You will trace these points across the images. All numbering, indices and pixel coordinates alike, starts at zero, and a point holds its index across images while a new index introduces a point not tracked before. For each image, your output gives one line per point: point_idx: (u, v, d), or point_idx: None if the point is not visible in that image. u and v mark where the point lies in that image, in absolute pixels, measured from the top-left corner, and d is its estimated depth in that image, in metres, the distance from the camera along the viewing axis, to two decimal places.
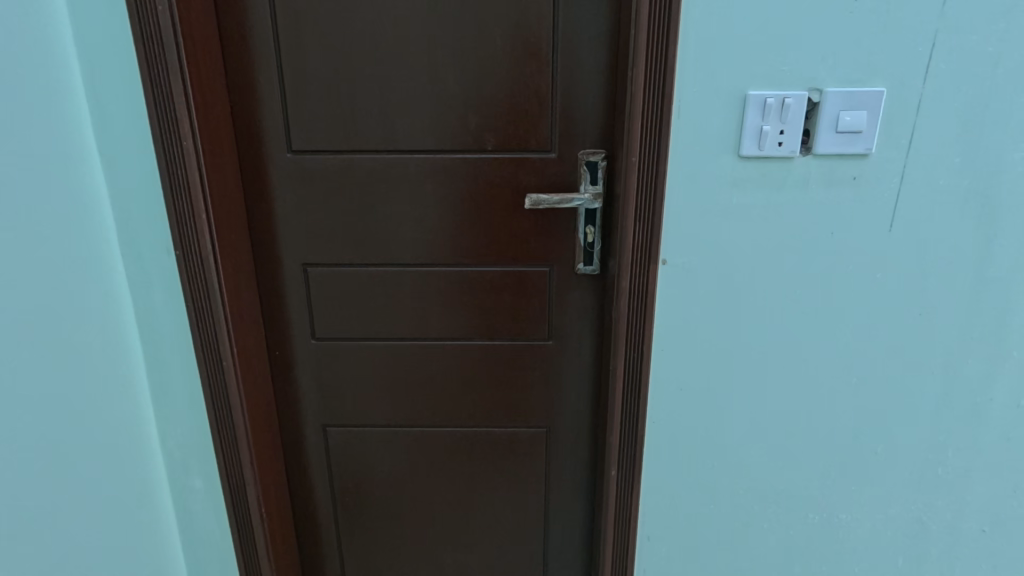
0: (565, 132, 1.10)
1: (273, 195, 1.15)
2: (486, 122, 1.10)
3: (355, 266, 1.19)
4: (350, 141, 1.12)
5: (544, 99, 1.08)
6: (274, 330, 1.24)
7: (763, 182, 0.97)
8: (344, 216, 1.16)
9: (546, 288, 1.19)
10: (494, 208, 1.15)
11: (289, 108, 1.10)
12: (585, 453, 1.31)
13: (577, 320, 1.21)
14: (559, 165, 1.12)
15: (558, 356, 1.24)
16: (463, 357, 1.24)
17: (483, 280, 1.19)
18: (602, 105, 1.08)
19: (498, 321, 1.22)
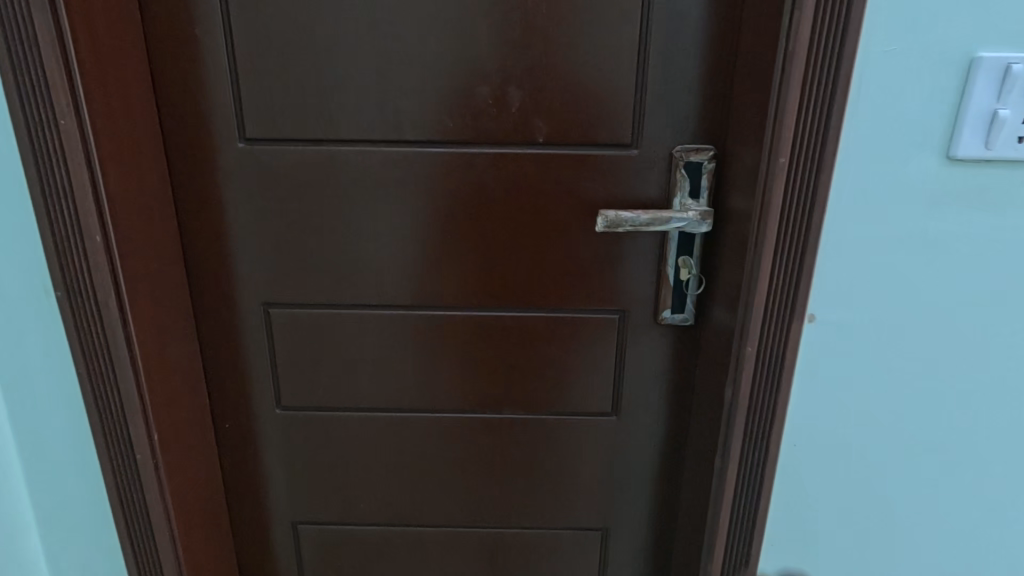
0: (654, 117, 0.73)
1: (217, 203, 0.79)
2: (535, 101, 0.73)
3: (339, 309, 0.83)
4: (334, 128, 0.75)
5: (625, 70, 0.72)
6: (223, 393, 0.88)
7: (978, 199, 0.63)
8: (324, 237, 0.80)
9: (613, 343, 0.83)
10: (541, 229, 0.78)
11: (241, 77, 0.73)
12: (651, 561, 0.96)
13: (652, 388, 0.86)
14: (641, 168, 0.75)
15: (623, 436, 0.88)
16: (489, 434, 0.89)
17: (523, 331, 0.83)
18: (712, 79, 0.72)
19: (542, 387, 0.86)
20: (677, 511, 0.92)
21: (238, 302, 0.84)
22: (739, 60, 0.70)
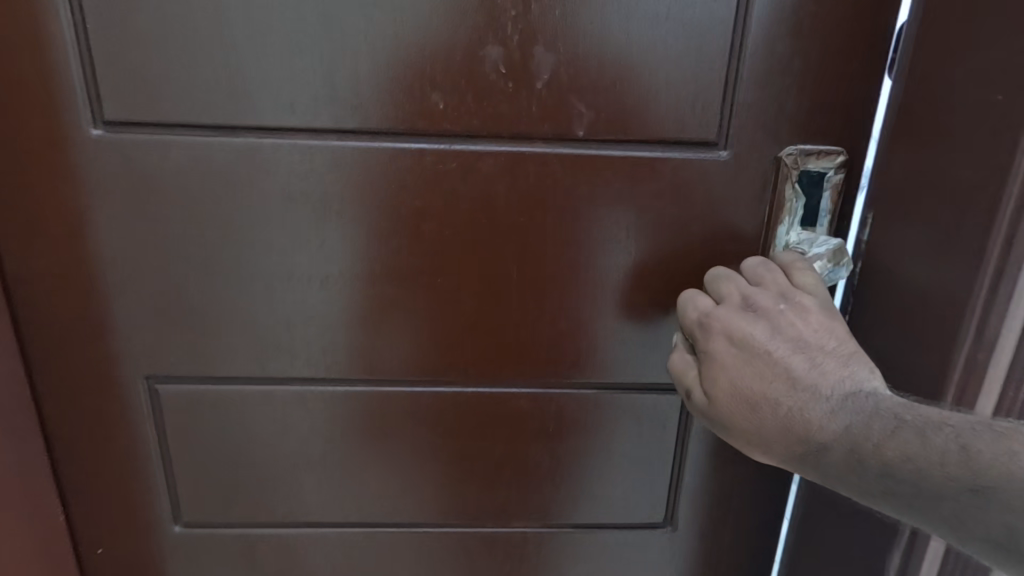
0: (758, 103, 0.48)
1: (63, 226, 0.50)
2: (574, 74, 0.47)
3: (272, 387, 0.56)
4: (255, 109, 0.47)
5: (724, 29, 0.46)
6: (93, 503, 0.59)
7: None
8: (246, 281, 0.52)
9: (680, 434, 0.58)
10: (575, 269, 0.52)
11: (94, 18, 0.44)
12: None
13: (725, 490, 0.61)
14: (734, 182, 0.50)
15: (679, 552, 0.63)
16: (491, 553, 0.63)
17: (550, 416, 0.57)
18: (858, 46, 0.46)
19: (575, 494, 0.60)
20: None
21: (110, 374, 0.55)
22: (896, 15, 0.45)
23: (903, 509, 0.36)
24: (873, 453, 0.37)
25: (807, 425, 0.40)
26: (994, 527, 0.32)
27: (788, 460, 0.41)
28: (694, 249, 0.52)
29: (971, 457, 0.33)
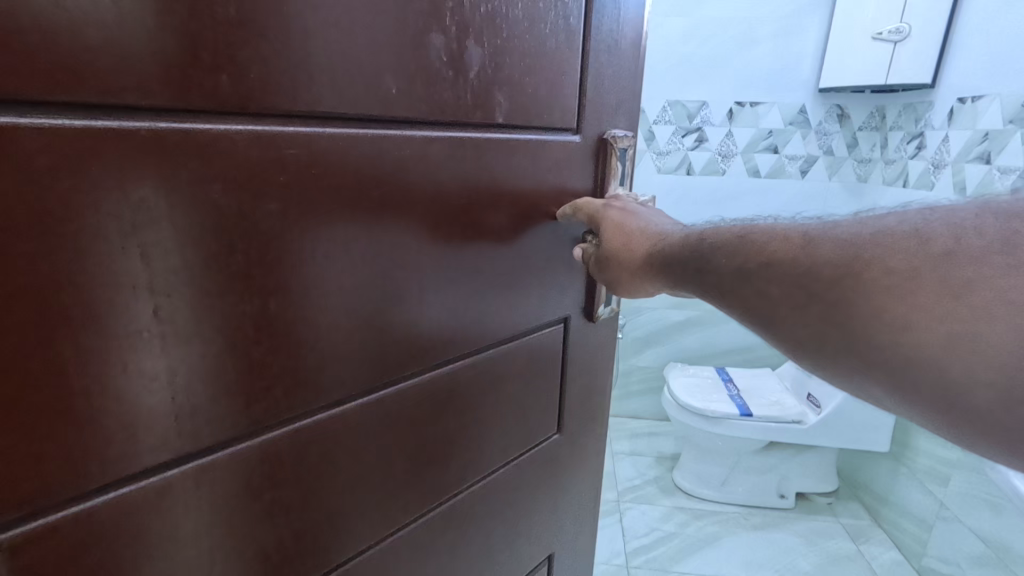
0: (573, 95, 0.87)
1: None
2: (481, 51, 0.72)
3: (269, 299, 0.58)
4: (137, 83, 0.46)
5: (488, 36, 0.72)
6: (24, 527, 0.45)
7: None
8: (117, 282, 0.47)
9: (488, 333, 0.84)
10: (495, 148, 0.78)
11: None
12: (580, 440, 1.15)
13: (576, 290, 1.01)
14: (582, 158, 0.93)
15: (557, 333, 1.00)
16: (457, 375, 0.82)
17: (420, 341, 0.74)
18: (622, 86, 0.96)
19: (433, 398, 0.79)
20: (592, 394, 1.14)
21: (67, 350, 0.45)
22: (608, 46, 0.90)
23: (700, 272, 0.75)
24: (693, 235, 0.78)
25: (662, 228, 0.86)
26: (749, 266, 0.68)
27: (664, 264, 0.81)
28: (488, 197, 0.79)
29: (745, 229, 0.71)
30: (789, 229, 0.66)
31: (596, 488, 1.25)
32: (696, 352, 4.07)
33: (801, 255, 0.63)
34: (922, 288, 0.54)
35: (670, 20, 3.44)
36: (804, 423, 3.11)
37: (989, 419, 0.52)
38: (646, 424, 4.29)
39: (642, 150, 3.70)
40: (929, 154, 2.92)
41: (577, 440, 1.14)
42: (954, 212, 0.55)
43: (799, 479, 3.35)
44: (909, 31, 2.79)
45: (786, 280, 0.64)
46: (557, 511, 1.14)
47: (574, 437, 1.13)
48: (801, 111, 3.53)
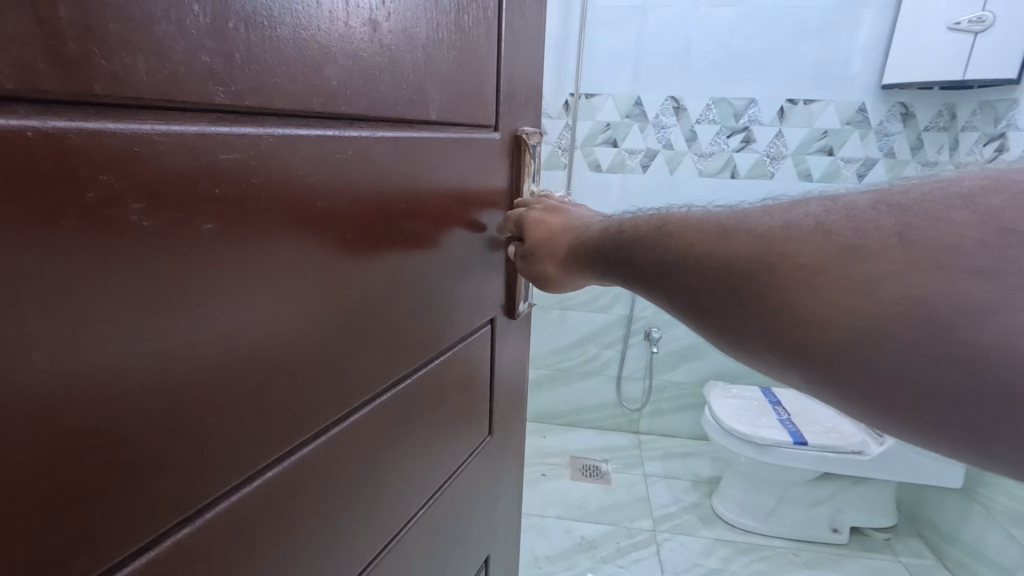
0: (494, 97, 0.89)
1: None
2: (417, 39, 0.67)
3: (209, 341, 0.46)
4: (22, 64, 0.32)
5: (418, 25, 0.67)
6: None
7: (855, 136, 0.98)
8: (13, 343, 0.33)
9: (431, 344, 0.82)
10: (433, 148, 0.75)
11: None
12: (503, 432, 1.18)
13: (495, 288, 1.03)
14: (500, 155, 0.95)
15: (482, 331, 1.01)
16: (406, 389, 0.77)
17: (373, 361, 0.69)
18: (524, 90, 1.01)
19: (393, 420, 0.74)
20: (509, 386, 1.18)
21: None
22: (515, 49, 0.93)
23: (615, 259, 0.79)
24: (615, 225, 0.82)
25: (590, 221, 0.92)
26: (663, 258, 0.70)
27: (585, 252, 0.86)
28: (426, 198, 0.75)
29: (661, 222, 0.72)
30: (702, 220, 0.66)
31: (516, 476, 1.31)
32: (734, 368, 3.85)
33: (726, 239, 0.61)
34: (847, 273, 0.51)
35: (717, 12, 3.21)
36: (866, 453, 2.86)
37: (900, 401, 0.50)
38: (678, 442, 4.09)
39: (683, 152, 3.48)
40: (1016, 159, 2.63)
41: (505, 439, 1.20)
42: (854, 202, 0.55)
43: (854, 512, 3.11)
44: (994, 21, 2.54)
45: (701, 272, 0.63)
46: (493, 510, 1.18)
47: (504, 434, 1.18)
48: (860, 109, 3.24)
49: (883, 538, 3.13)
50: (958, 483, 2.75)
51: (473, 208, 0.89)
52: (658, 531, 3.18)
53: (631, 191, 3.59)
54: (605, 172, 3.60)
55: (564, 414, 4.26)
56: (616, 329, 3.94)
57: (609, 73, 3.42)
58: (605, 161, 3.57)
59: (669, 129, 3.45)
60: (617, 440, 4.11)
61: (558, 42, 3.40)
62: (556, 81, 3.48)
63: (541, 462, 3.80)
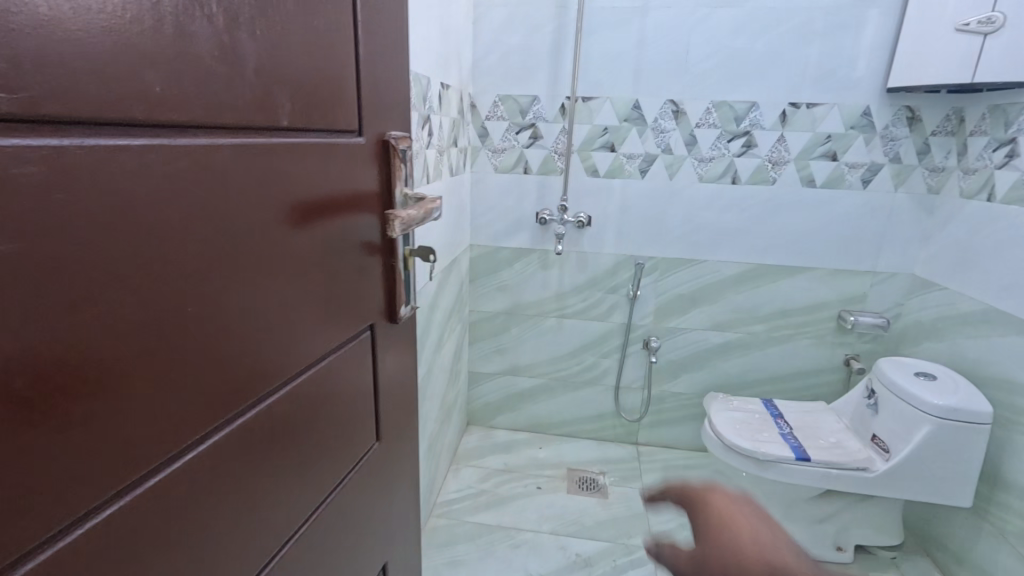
0: (355, 105, 0.96)
1: None
2: (259, 49, 0.71)
3: (18, 342, 0.48)
4: None
5: (262, 30, 0.71)
6: None
7: None
8: None
9: (298, 358, 0.88)
10: (295, 157, 0.80)
11: None
12: (389, 420, 1.26)
13: (373, 286, 1.11)
14: (366, 160, 1.01)
15: (360, 327, 1.07)
16: (276, 383, 0.83)
17: (230, 376, 0.73)
18: (388, 91, 1.09)
19: (257, 433, 0.79)
20: (393, 378, 1.26)
21: None
22: (373, 60, 1.00)
23: None
24: None
25: None
26: None
27: None
28: (288, 204, 0.80)
29: None
30: None
31: (407, 459, 1.41)
32: (733, 378, 3.77)
33: None
34: None
35: (719, 13, 3.12)
36: (872, 470, 2.72)
37: None
38: (679, 455, 3.99)
39: (684, 156, 3.38)
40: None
41: (391, 444, 1.29)
42: None
43: (858, 529, 2.99)
44: (1003, 22, 2.43)
45: None
46: (384, 500, 1.28)
47: (390, 440, 1.28)
48: (864, 113, 3.15)
49: (889, 557, 3.01)
50: (968, 501, 2.62)
51: (339, 216, 0.94)
52: None
53: (629, 197, 3.51)
54: (603, 177, 3.52)
55: (562, 424, 4.17)
56: (614, 338, 3.85)
57: (608, 75, 3.33)
58: (602, 165, 3.49)
59: (669, 133, 3.37)
60: (617, 452, 4.01)
61: (556, 44, 3.32)
62: (554, 83, 3.39)
63: (537, 475, 3.71)
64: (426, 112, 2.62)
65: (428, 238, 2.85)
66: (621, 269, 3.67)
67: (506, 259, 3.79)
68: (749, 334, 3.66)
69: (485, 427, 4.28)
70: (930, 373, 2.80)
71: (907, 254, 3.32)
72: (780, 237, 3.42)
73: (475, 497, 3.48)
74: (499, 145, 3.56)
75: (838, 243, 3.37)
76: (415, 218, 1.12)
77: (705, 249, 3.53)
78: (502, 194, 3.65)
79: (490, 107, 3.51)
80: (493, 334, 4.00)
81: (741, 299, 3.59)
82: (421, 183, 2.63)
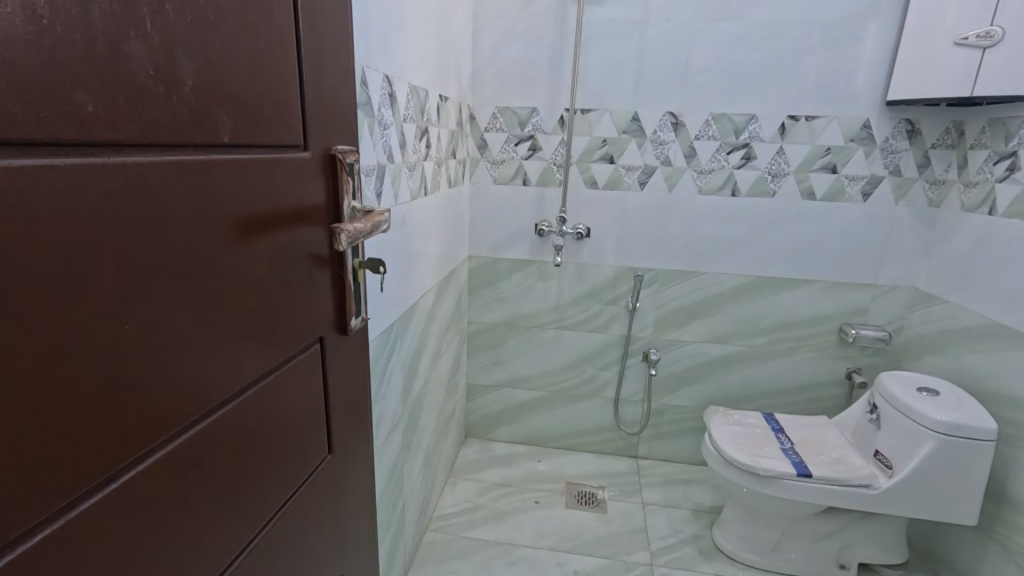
0: (304, 118, 0.92)
1: None
2: (198, 64, 0.68)
3: None
4: None
5: (199, 46, 0.68)
6: None
7: None
8: None
9: (239, 376, 0.84)
10: (236, 171, 0.76)
11: None
12: (345, 433, 1.23)
13: (325, 300, 1.08)
14: (312, 172, 0.97)
15: (310, 342, 1.04)
16: (216, 404, 0.79)
17: (162, 398, 0.69)
18: (336, 101, 1.03)
19: (194, 456, 0.76)
20: (349, 393, 1.23)
21: None
22: (323, 74, 0.97)
23: None
24: None
25: None
26: None
27: None
28: (229, 219, 0.77)
29: None
30: None
31: (367, 470, 1.39)
32: (733, 391, 3.73)
33: None
34: None
35: (718, 26, 3.13)
36: (873, 487, 2.69)
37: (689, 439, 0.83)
38: (679, 469, 3.94)
39: (682, 168, 3.38)
40: None
41: (345, 459, 1.24)
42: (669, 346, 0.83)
43: (861, 547, 2.93)
44: (1002, 36, 2.44)
45: None
46: (341, 514, 1.25)
47: (343, 455, 1.23)
48: (864, 126, 3.14)
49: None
50: (973, 520, 2.56)
51: (284, 229, 0.90)
52: (654, 565, 3.03)
53: (628, 208, 3.50)
54: (602, 188, 3.51)
55: (561, 437, 4.13)
56: (613, 350, 3.82)
57: (607, 87, 3.33)
58: (602, 177, 3.48)
59: (668, 145, 3.36)
60: (617, 466, 3.96)
61: (554, 56, 3.34)
62: (553, 95, 3.40)
63: (535, 488, 3.67)
64: (424, 124, 2.63)
65: (426, 249, 2.84)
66: (620, 281, 3.65)
67: (505, 270, 3.78)
68: (749, 347, 3.62)
69: (483, 439, 4.24)
70: (933, 388, 2.75)
71: (908, 267, 3.29)
72: (779, 250, 3.40)
73: (472, 511, 3.43)
74: (498, 157, 3.56)
75: (838, 256, 3.35)
76: (363, 231, 1.04)
77: (704, 261, 3.51)
78: (501, 205, 3.65)
79: (488, 119, 3.51)
80: (491, 345, 3.97)
81: (739, 311, 3.56)
82: (419, 195, 2.63)
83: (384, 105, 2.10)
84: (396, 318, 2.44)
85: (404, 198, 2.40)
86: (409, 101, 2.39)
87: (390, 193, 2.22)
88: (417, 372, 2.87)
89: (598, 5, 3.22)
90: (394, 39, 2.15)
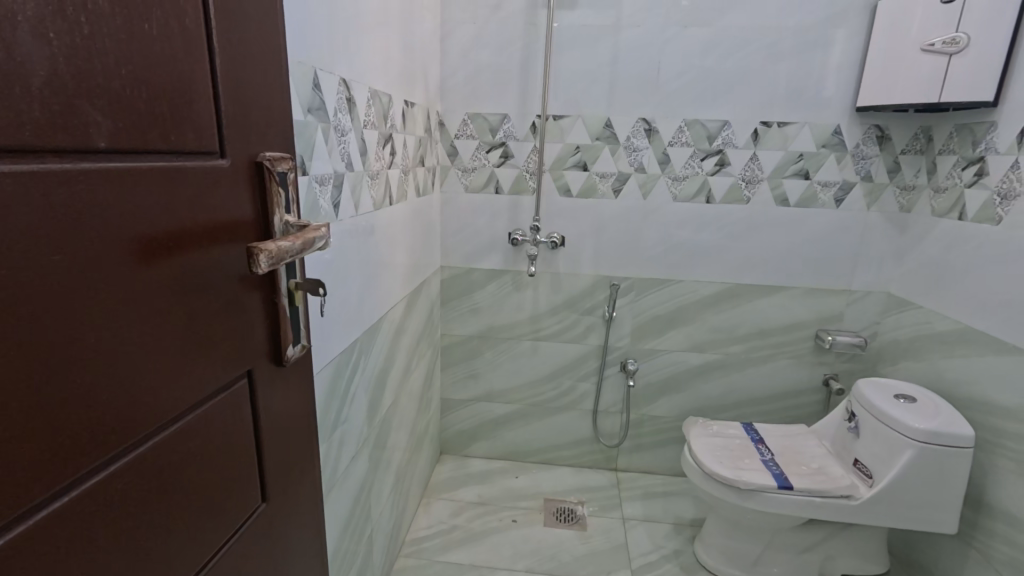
0: (218, 120, 0.80)
1: None
2: (58, 51, 0.55)
3: None
4: None
5: (57, 30, 0.55)
6: None
7: None
8: None
9: (143, 420, 0.71)
10: (126, 179, 0.64)
11: None
12: (285, 475, 1.09)
13: (256, 326, 0.95)
14: (235, 183, 0.84)
15: (239, 374, 0.91)
16: (116, 453, 0.67)
17: (6, 466, 0.54)
18: (261, 101, 0.91)
19: (77, 523, 0.62)
20: (288, 429, 1.09)
21: None
22: (243, 71, 0.85)
23: None
24: None
25: None
26: None
27: None
28: (121, 235, 0.64)
29: None
30: None
31: (314, 511, 1.24)
32: (713, 400, 3.67)
33: None
34: None
35: (688, 31, 3.09)
36: (855, 498, 2.63)
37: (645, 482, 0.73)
38: (660, 480, 3.86)
39: (657, 175, 3.32)
40: (996, 185, 2.51)
41: (285, 501, 1.10)
42: None
43: (845, 557, 2.88)
44: (967, 42, 2.44)
45: None
46: (282, 565, 1.11)
47: (282, 498, 1.08)
48: (835, 132, 3.13)
49: None
50: (953, 528, 2.52)
51: (202, 246, 0.78)
52: None
53: (604, 216, 3.43)
54: (576, 197, 3.43)
55: (540, 451, 4.01)
56: (591, 361, 3.73)
57: (580, 93, 3.26)
58: (575, 185, 3.40)
59: (642, 151, 3.30)
60: (597, 480, 3.86)
61: (524, 62, 3.26)
62: (524, 101, 3.32)
63: (512, 506, 3.53)
64: (387, 130, 2.51)
65: (394, 260, 2.71)
66: (597, 291, 3.57)
67: (479, 280, 3.67)
68: (727, 355, 3.58)
69: (459, 456, 4.09)
70: (909, 395, 2.73)
71: (881, 272, 3.29)
72: (754, 257, 3.37)
73: (448, 533, 3.29)
74: (470, 165, 3.46)
75: (813, 262, 3.33)
76: (290, 250, 0.89)
77: (680, 269, 3.45)
78: (473, 214, 3.54)
79: (458, 126, 3.41)
80: (466, 359, 3.84)
81: (717, 319, 3.51)
82: (383, 204, 2.49)
83: (340, 111, 1.97)
84: (360, 335, 2.29)
85: (366, 209, 2.28)
86: (370, 106, 2.26)
87: (349, 203, 2.08)
88: (385, 389, 2.72)
89: (568, 10, 3.16)
90: (352, 42, 2.03)
